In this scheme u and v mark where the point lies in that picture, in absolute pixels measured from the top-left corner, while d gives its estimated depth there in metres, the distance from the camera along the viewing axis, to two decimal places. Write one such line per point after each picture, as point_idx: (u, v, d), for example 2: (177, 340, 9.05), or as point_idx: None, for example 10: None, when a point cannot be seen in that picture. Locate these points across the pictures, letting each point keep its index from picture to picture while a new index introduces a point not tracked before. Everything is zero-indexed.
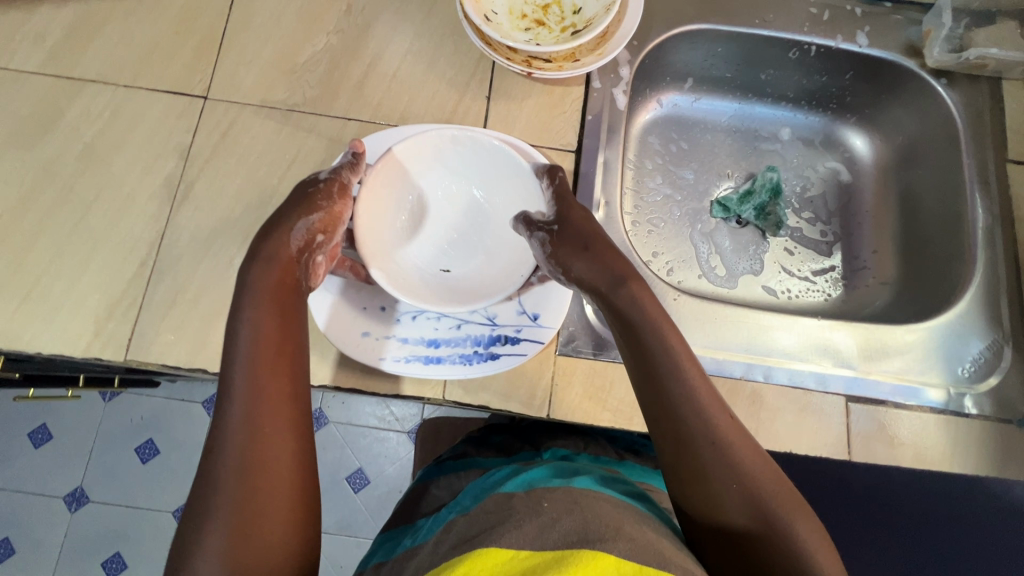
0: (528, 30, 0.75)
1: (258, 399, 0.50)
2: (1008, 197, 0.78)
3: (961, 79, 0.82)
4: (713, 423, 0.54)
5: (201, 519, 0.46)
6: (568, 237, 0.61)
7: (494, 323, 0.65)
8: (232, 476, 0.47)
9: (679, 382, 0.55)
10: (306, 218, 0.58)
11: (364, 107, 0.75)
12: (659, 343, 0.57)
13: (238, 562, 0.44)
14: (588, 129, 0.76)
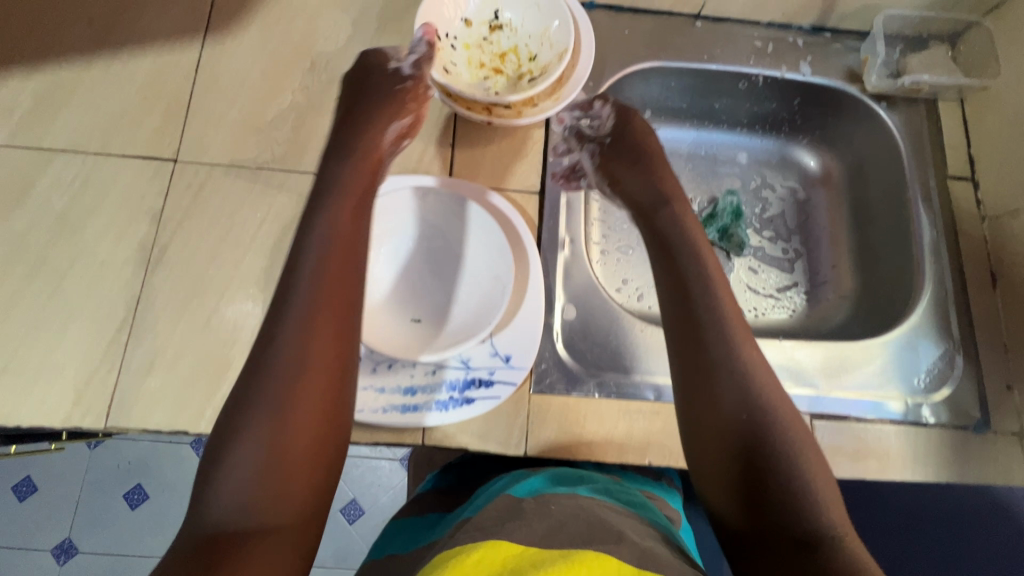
0: (486, 79, 0.79)
1: (310, 346, 0.54)
2: (950, 211, 0.82)
3: (899, 102, 0.87)
4: (749, 373, 0.59)
5: (233, 444, 0.50)
6: (620, 148, 0.79)
7: (468, 367, 0.68)
8: (271, 408, 0.51)
9: (720, 334, 0.61)
10: (397, 120, 0.72)
11: None
12: (707, 304, 0.63)
13: (265, 464, 0.50)
14: (550, 170, 0.79)
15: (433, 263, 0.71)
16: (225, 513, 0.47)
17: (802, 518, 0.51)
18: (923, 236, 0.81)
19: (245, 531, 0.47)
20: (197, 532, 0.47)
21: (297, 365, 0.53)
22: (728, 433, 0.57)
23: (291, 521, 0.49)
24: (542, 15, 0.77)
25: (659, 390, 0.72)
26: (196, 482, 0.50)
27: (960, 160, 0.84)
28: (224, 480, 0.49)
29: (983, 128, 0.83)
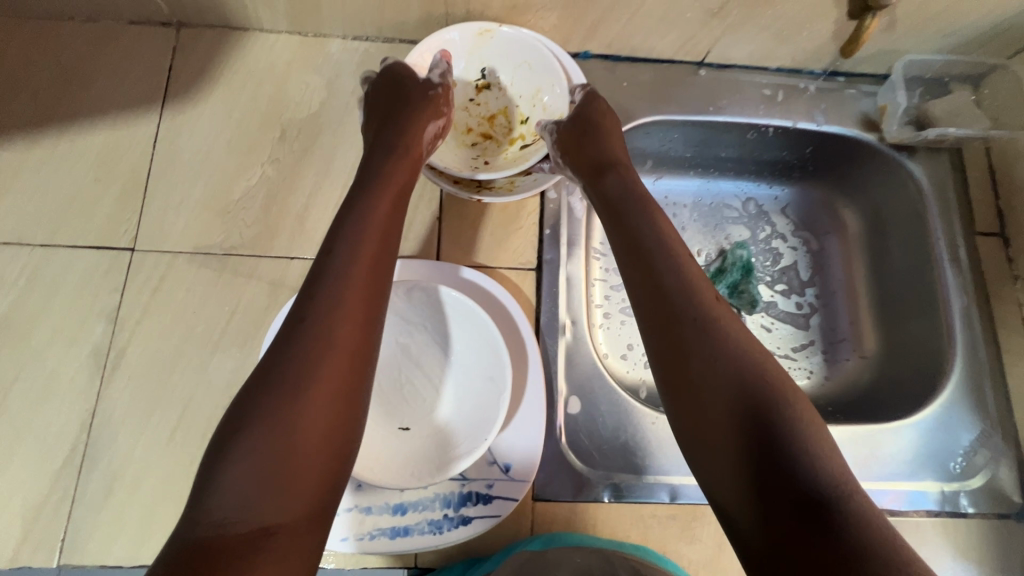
0: (474, 144, 0.77)
1: (331, 322, 0.45)
2: (980, 271, 0.76)
3: (920, 152, 0.80)
4: (723, 334, 0.46)
5: (237, 435, 0.40)
6: (571, 124, 0.66)
7: (464, 479, 0.61)
8: (291, 383, 0.42)
9: (687, 296, 0.49)
10: (435, 119, 0.65)
11: (307, 243, 0.70)
12: (666, 257, 0.52)
13: (289, 420, 0.41)
14: (547, 243, 0.72)
15: (424, 360, 0.64)
16: (223, 505, 0.38)
17: (809, 472, 0.39)
18: (952, 300, 0.75)
19: (245, 533, 0.37)
20: (192, 537, 0.37)
21: (313, 347, 0.43)
22: (708, 414, 0.44)
23: (297, 537, 0.39)
24: (532, 76, 0.74)
25: (674, 492, 0.65)
26: (191, 499, 0.39)
27: (988, 214, 0.78)
28: (233, 462, 0.39)
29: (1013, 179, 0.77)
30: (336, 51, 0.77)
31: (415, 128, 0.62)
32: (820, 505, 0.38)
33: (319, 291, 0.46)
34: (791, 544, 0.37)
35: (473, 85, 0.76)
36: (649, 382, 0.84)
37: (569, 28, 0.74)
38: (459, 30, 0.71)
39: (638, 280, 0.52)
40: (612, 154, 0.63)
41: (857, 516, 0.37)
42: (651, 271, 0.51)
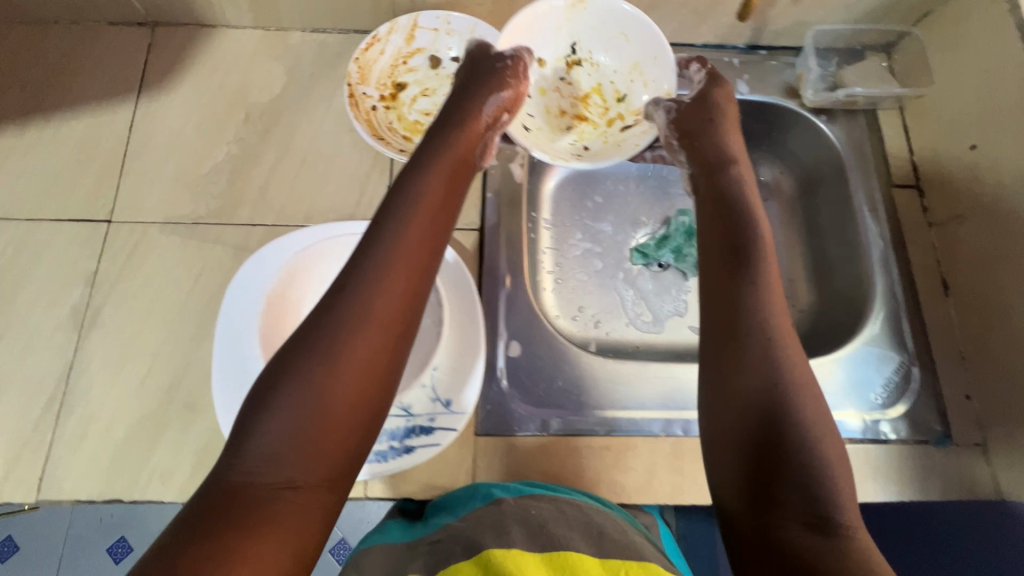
0: (568, 127, 0.85)
1: (371, 317, 0.51)
2: (897, 220, 0.82)
3: (839, 115, 0.86)
4: (777, 355, 0.54)
5: (278, 396, 0.47)
6: (690, 114, 0.76)
7: (409, 414, 0.66)
8: (326, 358, 0.49)
9: (752, 307, 0.58)
10: (496, 95, 0.71)
11: (268, 212, 0.77)
12: (751, 262, 0.61)
13: (324, 389, 0.48)
14: (489, 205, 0.78)
15: None
16: (256, 459, 0.45)
17: (824, 487, 0.48)
18: (870, 248, 0.80)
19: (270, 484, 0.44)
20: (226, 477, 0.45)
21: (351, 337, 0.50)
22: (747, 413, 0.52)
23: (311, 504, 0.45)
24: (628, 50, 0.83)
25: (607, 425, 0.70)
26: (230, 439, 0.47)
27: (904, 169, 0.83)
28: (273, 423, 0.46)
29: (923, 134, 0.83)
30: (296, 42, 0.85)
31: (478, 105, 0.71)
32: (819, 517, 0.46)
33: (362, 265, 0.54)
34: (778, 536, 0.46)
35: (563, 65, 0.85)
36: (597, 338, 0.90)
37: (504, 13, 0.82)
38: (552, 10, 0.80)
39: (722, 281, 0.61)
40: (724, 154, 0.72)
41: (847, 534, 0.46)
42: (734, 275, 0.60)
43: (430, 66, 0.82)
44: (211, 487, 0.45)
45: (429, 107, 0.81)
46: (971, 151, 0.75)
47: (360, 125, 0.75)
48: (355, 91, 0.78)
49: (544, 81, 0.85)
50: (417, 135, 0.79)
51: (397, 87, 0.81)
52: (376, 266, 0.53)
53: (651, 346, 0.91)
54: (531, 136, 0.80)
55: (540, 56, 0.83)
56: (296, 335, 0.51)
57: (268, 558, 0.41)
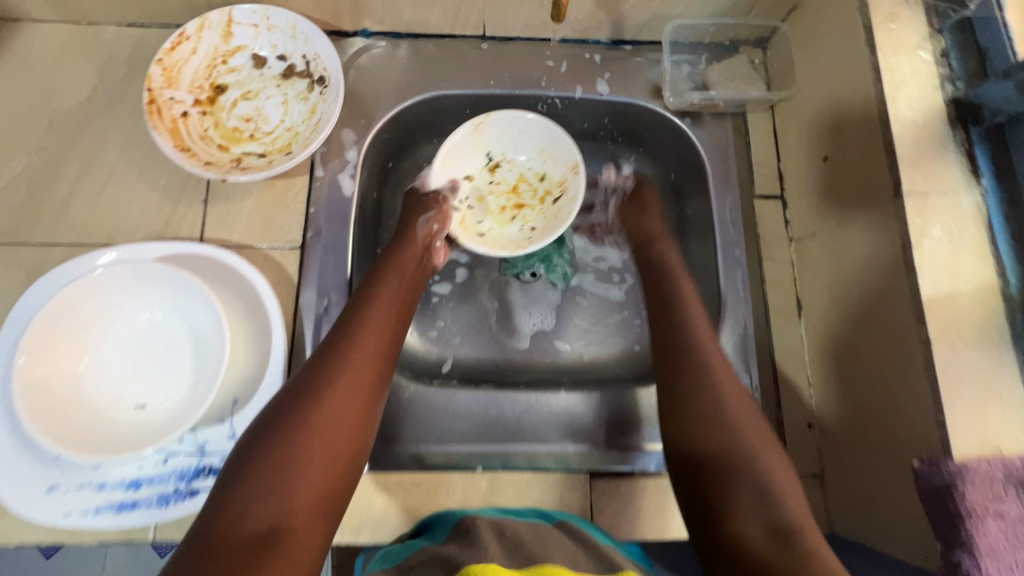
0: (512, 219, 0.81)
1: (344, 374, 0.58)
2: (756, 236, 0.77)
3: (705, 117, 0.80)
4: (716, 390, 0.60)
5: (268, 445, 0.52)
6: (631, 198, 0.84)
7: (203, 452, 0.63)
8: (304, 410, 0.55)
9: (688, 355, 0.63)
10: (425, 215, 0.74)
11: (70, 230, 0.70)
12: (678, 314, 0.67)
13: (300, 435, 0.53)
14: (311, 222, 0.73)
15: (165, 339, 0.64)
16: (241, 502, 0.49)
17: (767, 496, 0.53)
18: (723, 265, 0.76)
19: (257, 527, 0.48)
20: (216, 528, 0.48)
21: (332, 393, 0.56)
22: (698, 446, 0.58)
23: (304, 540, 0.50)
24: (529, 138, 0.79)
25: (421, 459, 0.67)
26: (217, 490, 0.51)
27: (769, 177, 0.78)
28: (264, 468, 0.51)
29: (788, 139, 0.77)
30: (109, 37, 0.77)
31: (410, 226, 0.73)
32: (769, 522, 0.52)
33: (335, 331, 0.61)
34: None
35: (485, 171, 0.81)
36: (455, 356, 0.85)
37: (331, 6, 0.74)
38: (455, 136, 0.76)
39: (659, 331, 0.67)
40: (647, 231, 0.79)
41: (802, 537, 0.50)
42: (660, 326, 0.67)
43: (254, 65, 0.75)
44: (200, 532, 0.48)
45: (251, 112, 0.74)
46: (824, 162, 0.70)
47: (161, 135, 0.69)
48: (160, 96, 0.70)
49: (476, 190, 0.81)
50: (235, 145, 0.73)
51: (216, 89, 0.74)
52: (348, 328, 0.61)
53: (514, 365, 0.85)
54: (486, 240, 0.78)
55: (463, 174, 0.80)
56: (277, 400, 0.57)
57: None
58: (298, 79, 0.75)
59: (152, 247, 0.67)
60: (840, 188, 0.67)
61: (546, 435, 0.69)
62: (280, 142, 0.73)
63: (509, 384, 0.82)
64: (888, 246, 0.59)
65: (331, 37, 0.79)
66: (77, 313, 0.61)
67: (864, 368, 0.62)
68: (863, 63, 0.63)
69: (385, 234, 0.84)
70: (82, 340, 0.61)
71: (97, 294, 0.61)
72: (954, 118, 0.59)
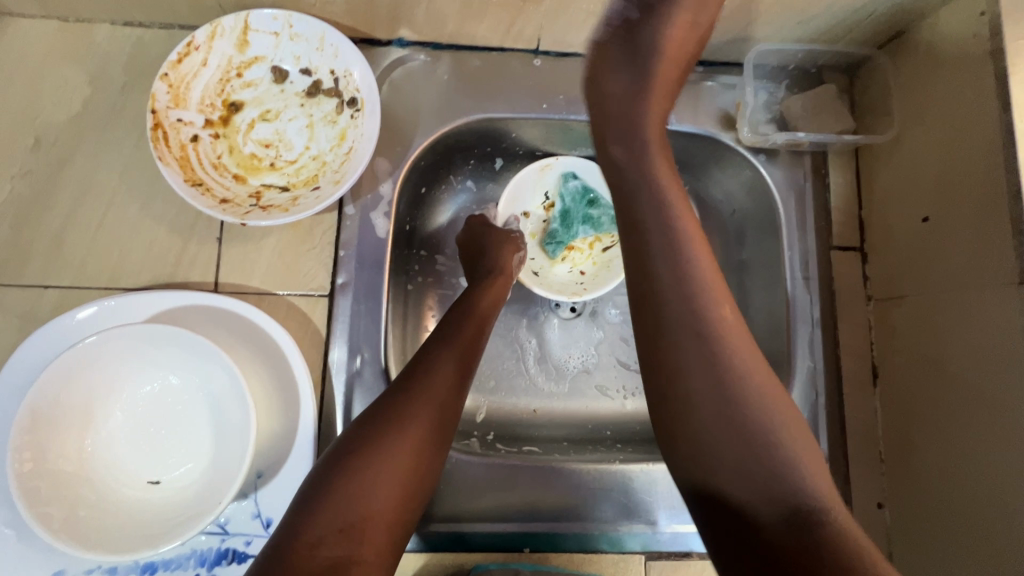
0: (561, 259, 0.81)
1: (428, 396, 0.53)
2: (833, 292, 0.69)
3: (781, 154, 0.71)
4: (712, 350, 0.47)
5: (350, 466, 0.48)
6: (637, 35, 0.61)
7: (225, 533, 0.57)
8: (388, 433, 0.50)
9: (678, 311, 0.49)
10: (518, 253, 0.73)
11: (64, 270, 0.62)
12: (664, 250, 0.51)
13: (384, 459, 0.49)
14: (340, 267, 0.65)
15: (182, 404, 0.57)
16: (317, 527, 0.46)
17: (771, 470, 0.44)
18: (795, 325, 0.69)
19: (337, 553, 0.45)
20: (291, 550, 0.45)
21: (415, 415, 0.52)
22: (695, 429, 0.46)
23: (374, 570, 0.46)
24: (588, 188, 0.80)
25: (461, 538, 0.62)
26: (292, 509, 0.48)
27: (848, 226, 0.70)
28: (343, 490, 0.47)
29: (874, 186, 0.69)
30: (101, 38, 0.65)
31: (498, 259, 0.71)
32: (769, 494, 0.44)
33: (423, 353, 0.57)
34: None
35: (541, 209, 0.81)
36: (489, 403, 0.78)
37: (365, 14, 0.63)
38: (523, 173, 0.77)
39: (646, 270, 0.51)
40: (636, 123, 0.58)
41: (822, 520, 0.42)
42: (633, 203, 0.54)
43: (273, 79, 0.65)
44: (276, 549, 0.45)
45: (271, 136, 0.65)
46: (921, 223, 0.62)
47: (168, 166, 0.59)
48: (166, 117, 0.61)
49: (532, 226, 0.81)
50: (253, 176, 0.64)
51: (230, 107, 0.64)
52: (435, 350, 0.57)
53: (552, 415, 0.78)
54: (541, 282, 0.78)
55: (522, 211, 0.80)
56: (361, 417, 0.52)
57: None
58: (325, 98, 0.65)
59: (164, 295, 0.59)
60: (941, 256, 0.60)
61: (597, 514, 0.64)
62: (304, 173, 0.64)
63: (552, 447, 0.75)
64: (1004, 337, 0.52)
65: (361, 45, 0.69)
66: (82, 381, 0.54)
67: (956, 461, 0.57)
68: (989, 119, 0.54)
69: (415, 267, 0.76)
70: (90, 409, 0.55)
71: (102, 360, 0.54)
72: None
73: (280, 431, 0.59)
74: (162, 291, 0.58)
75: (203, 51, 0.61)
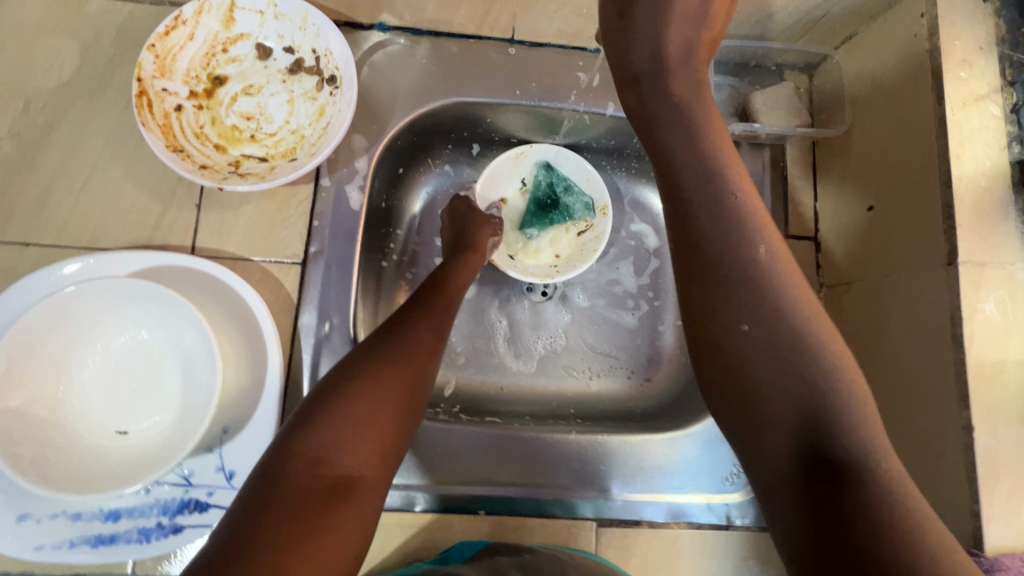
0: (540, 243, 0.82)
1: (411, 340, 0.58)
2: None
3: (742, 146, 0.75)
4: (770, 316, 0.44)
5: (342, 396, 0.51)
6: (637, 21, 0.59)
7: (188, 484, 0.59)
8: (377, 368, 0.54)
9: (736, 266, 0.46)
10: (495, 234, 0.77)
11: (47, 228, 0.64)
12: (708, 213, 0.48)
13: (375, 390, 0.52)
14: (314, 237, 0.67)
15: (153, 360, 0.60)
16: (313, 449, 0.48)
17: (845, 455, 0.40)
18: None
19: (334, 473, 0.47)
20: (290, 469, 0.47)
21: (402, 355, 0.56)
22: (747, 386, 0.44)
23: (369, 493, 0.49)
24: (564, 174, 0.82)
25: (419, 498, 0.64)
26: (283, 435, 0.50)
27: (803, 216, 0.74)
28: (337, 416, 0.50)
29: (828, 179, 0.72)
30: (94, 11, 0.68)
31: (472, 236, 0.74)
32: (849, 479, 0.38)
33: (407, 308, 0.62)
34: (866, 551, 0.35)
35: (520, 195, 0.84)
36: (457, 378, 0.80)
37: None
38: (499, 160, 0.81)
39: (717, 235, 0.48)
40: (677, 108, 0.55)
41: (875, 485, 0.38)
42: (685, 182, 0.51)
43: (256, 56, 0.68)
44: (271, 473, 0.47)
45: (253, 110, 0.68)
46: (867, 212, 0.65)
47: (151, 131, 0.62)
48: (151, 86, 0.63)
49: (510, 211, 0.84)
50: (234, 146, 0.67)
51: (214, 81, 0.67)
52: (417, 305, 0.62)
53: (518, 392, 0.81)
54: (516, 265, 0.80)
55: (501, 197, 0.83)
56: (348, 358, 0.56)
57: (336, 538, 0.45)
58: (306, 75, 0.68)
59: (142, 255, 0.61)
60: (883, 242, 0.63)
61: (553, 478, 0.67)
62: (283, 145, 0.67)
63: (513, 419, 0.77)
64: (934, 316, 0.55)
65: (344, 28, 0.72)
66: (57, 331, 0.56)
67: None
68: (925, 112, 0.58)
69: (391, 245, 0.79)
70: (63, 359, 0.57)
71: (77, 311, 0.56)
72: (1018, 181, 0.55)
73: (248, 389, 0.61)
74: (140, 250, 0.61)
75: (191, 26, 0.64)
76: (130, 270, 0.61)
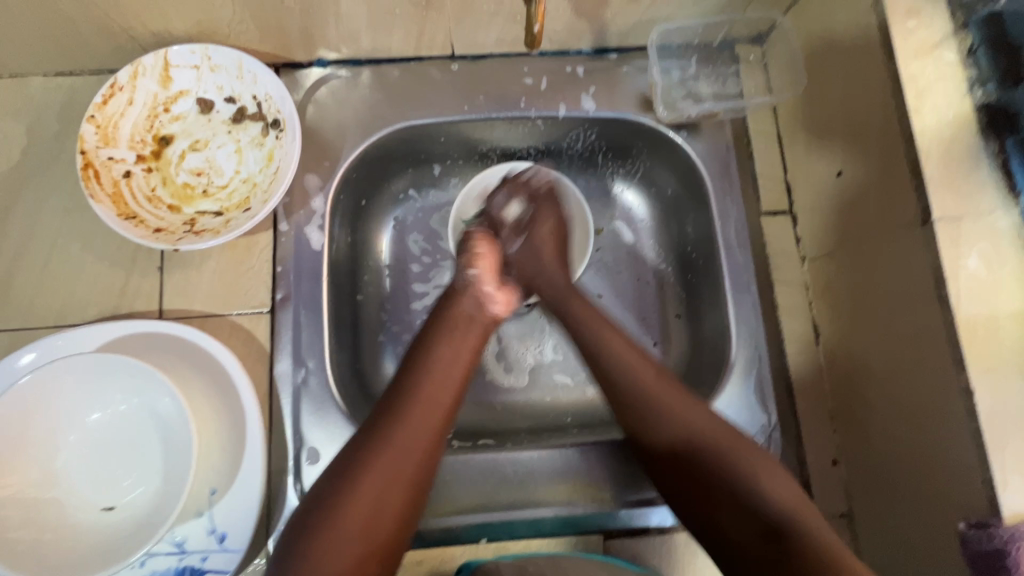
0: None
1: (398, 444, 0.53)
2: (765, 255, 0.71)
3: (703, 127, 0.73)
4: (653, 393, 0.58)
5: (340, 506, 0.50)
6: None
7: (183, 551, 0.58)
8: (364, 465, 0.51)
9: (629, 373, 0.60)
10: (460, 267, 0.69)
11: (14, 312, 0.64)
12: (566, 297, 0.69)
13: (362, 491, 0.50)
14: (279, 283, 0.67)
15: (134, 430, 0.59)
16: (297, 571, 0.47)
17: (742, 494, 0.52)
18: (733, 293, 0.69)
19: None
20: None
21: (394, 452, 0.52)
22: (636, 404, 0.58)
23: None
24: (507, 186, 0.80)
25: (418, 534, 0.63)
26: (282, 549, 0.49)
27: (775, 192, 0.72)
28: (316, 543, 0.48)
29: (796, 151, 0.71)
30: (37, 91, 0.68)
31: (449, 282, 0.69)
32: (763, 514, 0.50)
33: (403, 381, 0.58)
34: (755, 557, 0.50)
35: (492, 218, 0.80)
36: None
37: (279, 38, 0.66)
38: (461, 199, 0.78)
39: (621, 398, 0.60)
40: None
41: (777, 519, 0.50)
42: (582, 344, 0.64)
43: (199, 110, 0.67)
44: None
45: (202, 164, 0.67)
46: (837, 178, 0.64)
47: (101, 203, 0.62)
48: (96, 157, 0.63)
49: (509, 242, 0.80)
50: (188, 205, 0.66)
51: (160, 141, 0.67)
52: (412, 376, 0.58)
53: (512, 407, 0.78)
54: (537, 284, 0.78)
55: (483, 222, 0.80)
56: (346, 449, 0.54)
57: None
58: (251, 122, 0.68)
59: (111, 325, 0.60)
60: (859, 205, 0.60)
61: (552, 496, 0.65)
62: (237, 196, 0.67)
63: (509, 437, 0.74)
64: (918, 277, 0.53)
65: (284, 69, 0.72)
66: (34, 414, 0.56)
67: (898, 413, 0.57)
68: (879, 70, 0.56)
69: (365, 279, 0.77)
70: (40, 443, 0.57)
71: (50, 393, 0.56)
72: (986, 126, 0.53)
73: (231, 446, 0.61)
74: (106, 321, 0.60)
75: (128, 91, 0.64)
76: (96, 343, 0.60)
